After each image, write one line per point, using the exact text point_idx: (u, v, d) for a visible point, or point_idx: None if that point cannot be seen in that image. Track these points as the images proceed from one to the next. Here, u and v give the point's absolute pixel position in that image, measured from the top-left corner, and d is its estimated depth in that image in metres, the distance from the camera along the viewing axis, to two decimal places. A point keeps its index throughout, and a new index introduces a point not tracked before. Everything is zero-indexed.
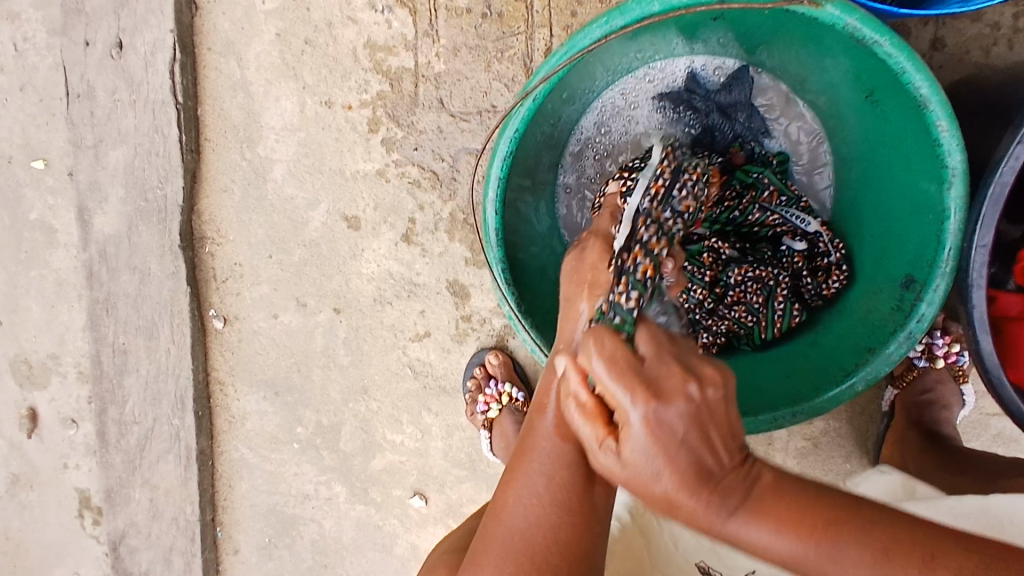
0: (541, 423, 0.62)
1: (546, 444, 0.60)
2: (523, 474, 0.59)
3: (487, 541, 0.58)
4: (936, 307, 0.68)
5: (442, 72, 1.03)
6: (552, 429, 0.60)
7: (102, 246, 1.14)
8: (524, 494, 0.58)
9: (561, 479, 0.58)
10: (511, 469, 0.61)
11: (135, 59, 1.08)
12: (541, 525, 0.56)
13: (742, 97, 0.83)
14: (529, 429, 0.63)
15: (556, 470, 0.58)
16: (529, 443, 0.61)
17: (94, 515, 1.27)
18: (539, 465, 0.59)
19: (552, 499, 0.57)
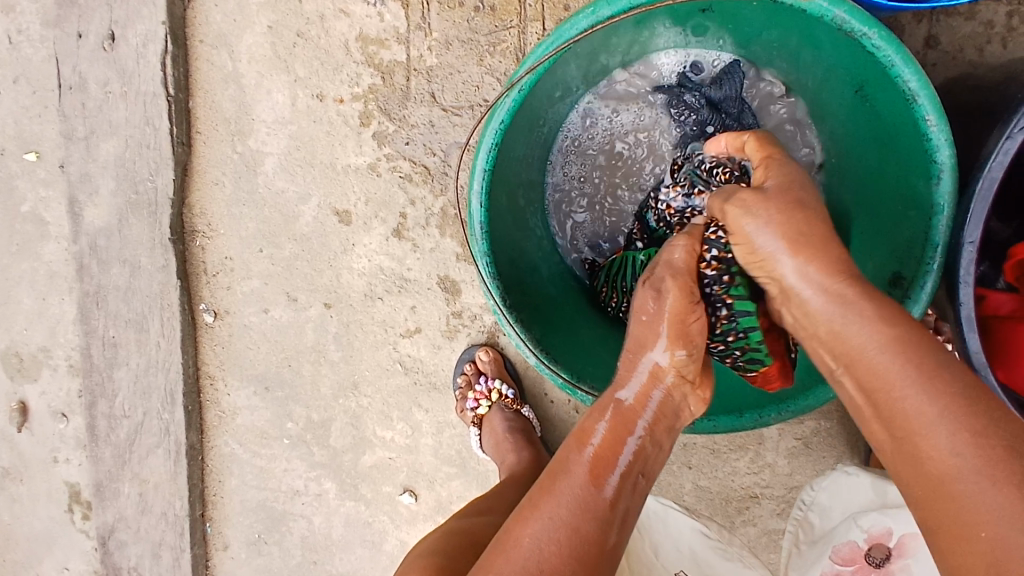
0: (574, 467, 0.63)
1: (576, 490, 0.61)
2: (543, 513, 0.60)
3: (494, 569, 0.59)
4: (923, 305, 0.67)
5: (435, 66, 1.02)
6: (584, 475, 0.62)
7: (93, 239, 1.14)
8: (541, 536, 0.59)
9: (581, 532, 0.59)
10: (532, 505, 0.62)
11: (127, 50, 1.08)
12: (551, 571, 0.57)
13: (733, 91, 0.81)
14: (560, 467, 0.64)
15: (576, 519, 0.59)
16: (554, 482, 0.63)
17: (84, 509, 1.26)
18: (561, 510, 0.60)
19: (570, 549, 0.58)
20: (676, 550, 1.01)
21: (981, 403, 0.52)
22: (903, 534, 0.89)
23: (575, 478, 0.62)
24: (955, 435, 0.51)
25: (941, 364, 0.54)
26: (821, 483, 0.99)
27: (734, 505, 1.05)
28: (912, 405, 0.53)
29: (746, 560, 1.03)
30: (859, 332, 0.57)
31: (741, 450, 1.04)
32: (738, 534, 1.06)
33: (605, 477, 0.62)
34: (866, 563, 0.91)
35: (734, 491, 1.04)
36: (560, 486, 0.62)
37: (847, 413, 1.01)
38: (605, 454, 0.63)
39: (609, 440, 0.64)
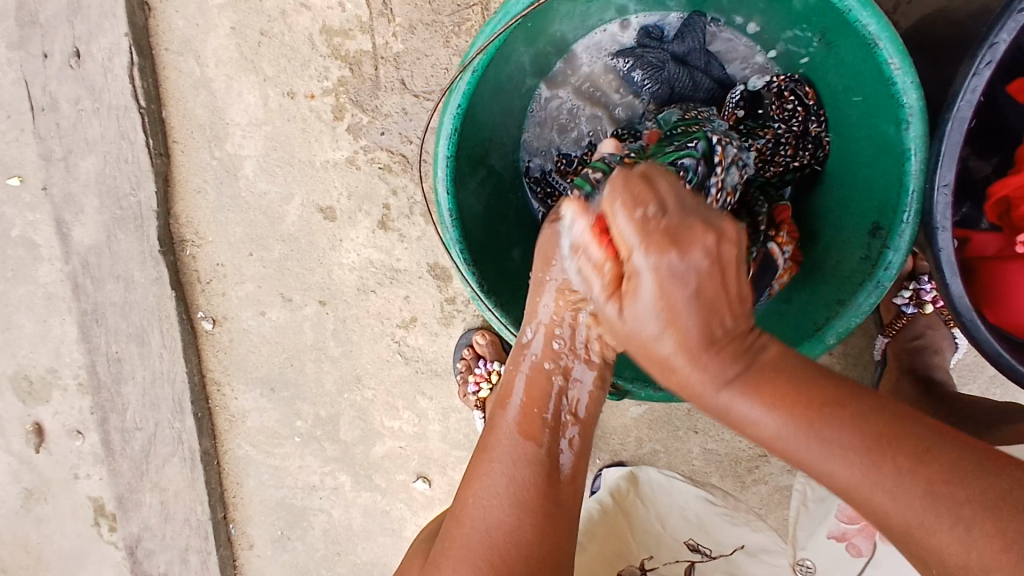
0: (501, 419, 0.60)
1: (510, 446, 0.58)
2: (484, 474, 0.57)
3: (453, 539, 0.57)
4: (903, 254, 0.66)
5: (402, 51, 1.01)
6: (514, 429, 0.59)
7: (84, 258, 1.14)
8: (486, 494, 0.56)
9: (522, 480, 0.56)
10: (471, 466, 0.59)
11: (93, 66, 1.07)
12: (499, 528, 0.55)
13: (696, 43, 0.81)
14: (489, 423, 0.61)
15: (515, 472, 0.57)
16: (488, 441, 0.60)
17: (110, 521, 1.29)
18: (500, 474, 0.57)
19: (513, 500, 0.56)
20: (684, 518, 0.99)
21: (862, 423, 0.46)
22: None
23: (506, 437, 0.59)
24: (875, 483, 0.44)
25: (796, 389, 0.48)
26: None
27: (743, 466, 1.06)
28: (815, 451, 0.46)
29: (752, 525, 0.99)
30: (838, 434, 0.46)
31: None
32: (750, 494, 1.06)
33: (539, 430, 0.59)
34: None
35: (743, 451, 1.05)
36: (493, 445, 0.59)
37: (849, 364, 1.00)
38: (528, 407, 0.60)
39: (534, 392, 0.61)
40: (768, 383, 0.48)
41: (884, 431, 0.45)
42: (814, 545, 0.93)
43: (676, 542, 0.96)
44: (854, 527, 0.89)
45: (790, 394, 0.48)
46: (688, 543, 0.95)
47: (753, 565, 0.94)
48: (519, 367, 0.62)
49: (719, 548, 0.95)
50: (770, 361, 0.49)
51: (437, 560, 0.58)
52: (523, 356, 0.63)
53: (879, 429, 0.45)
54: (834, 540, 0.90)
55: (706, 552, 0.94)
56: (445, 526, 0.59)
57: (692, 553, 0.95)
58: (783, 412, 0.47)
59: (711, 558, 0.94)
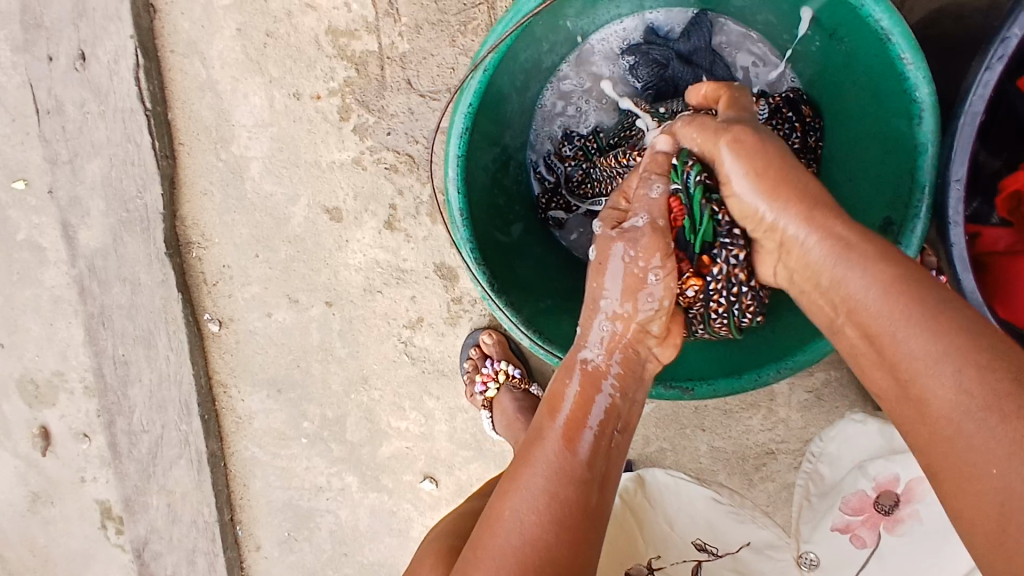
0: (547, 428, 0.64)
1: (552, 456, 0.61)
2: (524, 484, 0.60)
3: (483, 547, 0.59)
4: (915, 250, 0.66)
5: (408, 52, 1.01)
6: (557, 441, 0.62)
7: (90, 260, 1.14)
8: (523, 508, 0.59)
9: (559, 497, 0.59)
10: (511, 476, 0.62)
11: (99, 69, 1.07)
12: (529, 544, 0.57)
13: (702, 41, 0.79)
14: (534, 433, 0.65)
15: (554, 487, 0.59)
16: (530, 453, 0.63)
17: (117, 524, 1.29)
18: (538, 479, 0.60)
19: (551, 516, 0.58)
20: (689, 518, 1.01)
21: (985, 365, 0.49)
22: (910, 481, 0.93)
23: (548, 448, 0.62)
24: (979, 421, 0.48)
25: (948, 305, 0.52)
26: (829, 433, 1.02)
27: (752, 463, 1.05)
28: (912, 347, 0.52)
29: (758, 521, 1.03)
30: (860, 281, 0.55)
31: (753, 407, 1.04)
32: (757, 492, 1.06)
33: (581, 444, 0.62)
34: (877, 512, 0.95)
35: (750, 448, 1.05)
36: (536, 454, 0.62)
37: None
38: (575, 415, 0.63)
39: (579, 406, 0.64)
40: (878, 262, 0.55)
41: (954, 350, 0.50)
42: (820, 537, 0.99)
43: (683, 541, 0.98)
44: (858, 518, 0.95)
45: (849, 248, 0.57)
46: (695, 542, 0.98)
47: (757, 562, 0.99)
48: (567, 383, 0.65)
49: (726, 547, 0.99)
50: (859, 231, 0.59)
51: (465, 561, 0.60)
52: (575, 366, 0.66)
53: (949, 348, 0.50)
54: (838, 532, 0.97)
55: (712, 551, 0.97)
56: (476, 533, 0.62)
57: (699, 552, 0.97)
58: (878, 285, 0.54)
59: (716, 557, 0.97)
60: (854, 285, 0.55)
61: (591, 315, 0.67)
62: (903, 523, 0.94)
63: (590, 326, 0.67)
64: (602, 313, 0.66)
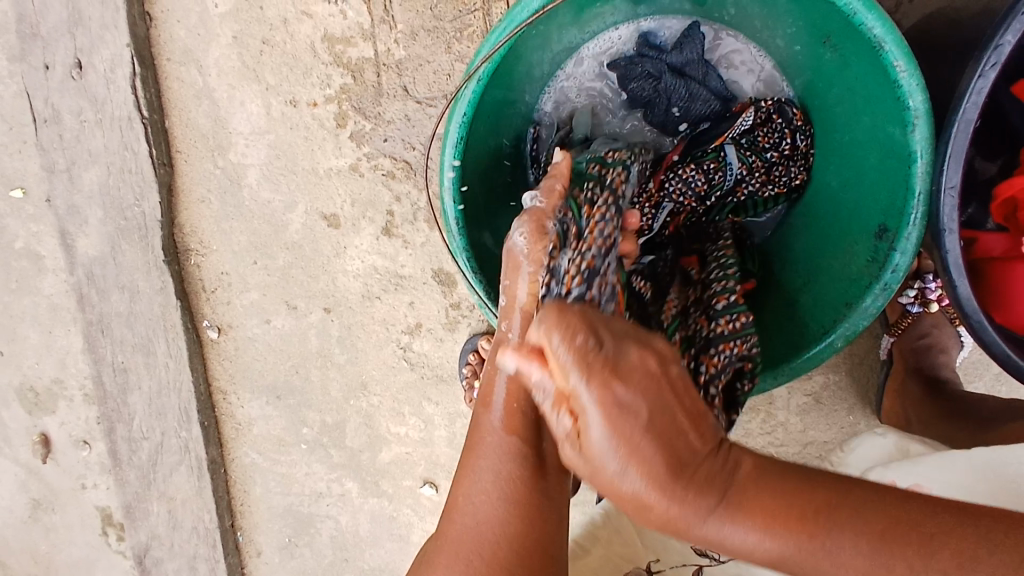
0: (485, 418, 0.59)
1: (496, 443, 0.57)
2: (469, 474, 0.55)
3: (437, 549, 0.54)
4: (910, 256, 0.66)
5: (404, 58, 1.01)
6: (499, 428, 0.57)
7: (88, 268, 1.14)
8: (473, 490, 0.54)
9: (508, 474, 0.54)
10: (459, 467, 0.58)
11: (95, 78, 1.07)
12: (487, 524, 0.52)
13: (694, 54, 0.81)
14: (473, 426, 0.60)
15: (502, 466, 0.55)
16: (473, 444, 0.58)
17: (117, 531, 1.29)
18: (487, 468, 0.55)
19: (502, 493, 0.53)
20: None
21: (902, 534, 0.40)
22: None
23: (491, 434, 0.58)
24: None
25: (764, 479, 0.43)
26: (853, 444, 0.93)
27: None
28: (841, 553, 0.40)
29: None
30: (840, 549, 0.40)
31: (751, 412, 1.05)
32: None
33: (522, 423, 0.57)
34: None
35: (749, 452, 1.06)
36: (478, 445, 0.57)
37: (855, 364, 1.00)
38: (514, 403, 0.59)
39: (519, 388, 0.60)
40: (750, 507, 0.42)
41: (886, 531, 0.40)
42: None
43: (682, 543, 0.85)
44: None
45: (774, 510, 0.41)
46: (695, 545, 0.85)
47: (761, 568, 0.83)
48: (502, 371, 0.62)
49: (732, 554, 0.84)
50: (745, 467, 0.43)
51: (425, 560, 0.55)
52: None
53: (881, 528, 0.40)
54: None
55: (714, 555, 0.84)
56: (431, 540, 0.56)
57: (700, 557, 0.84)
58: (767, 530, 0.41)
59: (719, 562, 0.83)
60: (828, 569, 0.40)
61: (511, 287, 0.60)
62: None
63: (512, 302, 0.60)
64: (524, 276, 0.58)
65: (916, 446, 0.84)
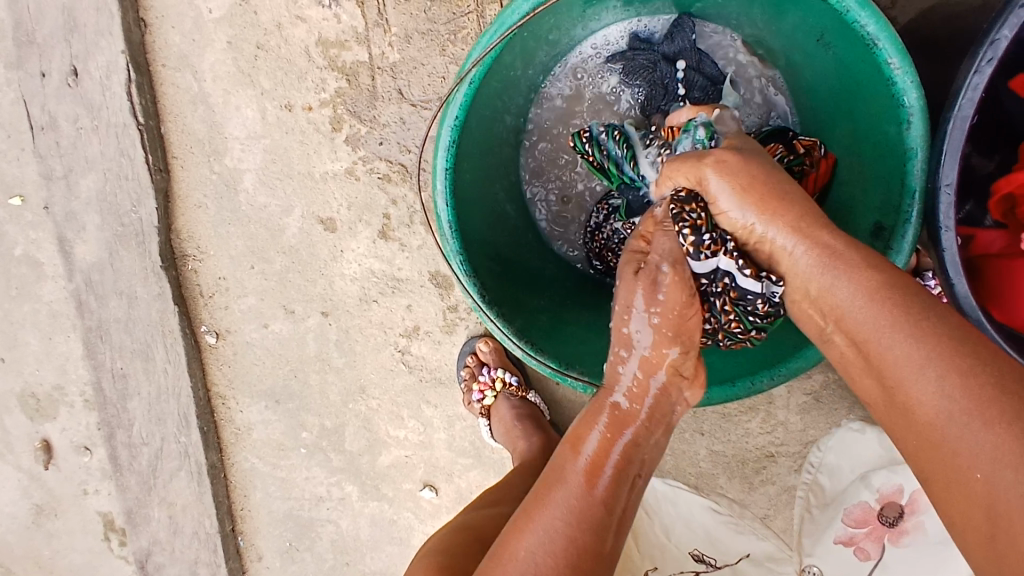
0: (570, 465, 0.61)
1: (573, 498, 0.59)
2: (539, 524, 0.58)
3: None
4: (908, 255, 0.65)
5: (398, 61, 1.01)
6: (581, 480, 0.60)
7: (87, 275, 1.15)
8: (537, 548, 0.57)
9: (580, 543, 0.57)
10: (530, 508, 0.60)
11: (92, 84, 1.07)
12: None
13: (686, 43, 0.79)
14: (555, 466, 0.63)
15: (575, 532, 0.57)
16: (550, 489, 0.60)
17: (119, 536, 1.29)
18: (558, 521, 0.57)
19: (567, 562, 0.56)
20: (689, 528, 1.02)
21: (979, 344, 0.49)
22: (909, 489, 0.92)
23: (570, 480, 0.60)
24: (942, 375, 0.48)
25: (871, 262, 0.55)
26: (828, 443, 1.02)
27: (751, 466, 1.05)
28: (900, 356, 0.51)
29: (757, 533, 1.03)
30: (905, 353, 0.50)
31: (751, 411, 1.04)
32: (758, 495, 1.05)
33: (601, 480, 0.60)
34: (880, 524, 0.94)
35: (750, 452, 1.05)
36: (554, 494, 0.60)
37: None
38: (599, 455, 0.61)
39: (604, 444, 0.62)
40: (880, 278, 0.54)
41: (956, 350, 0.49)
42: (823, 550, 0.98)
43: (681, 549, 0.98)
44: (863, 529, 0.95)
45: (884, 286, 0.53)
46: (692, 553, 0.97)
47: (751, 569, 0.98)
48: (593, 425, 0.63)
49: (724, 557, 0.98)
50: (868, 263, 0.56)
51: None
52: (606, 408, 0.64)
53: (948, 343, 0.49)
54: (841, 544, 0.97)
55: (711, 562, 0.96)
56: (484, 561, 0.60)
57: (696, 563, 0.96)
58: (866, 293, 0.53)
59: (715, 567, 0.96)
60: (893, 352, 0.51)
61: (617, 360, 0.65)
62: (907, 535, 0.93)
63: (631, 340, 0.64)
64: (636, 356, 0.64)
65: None
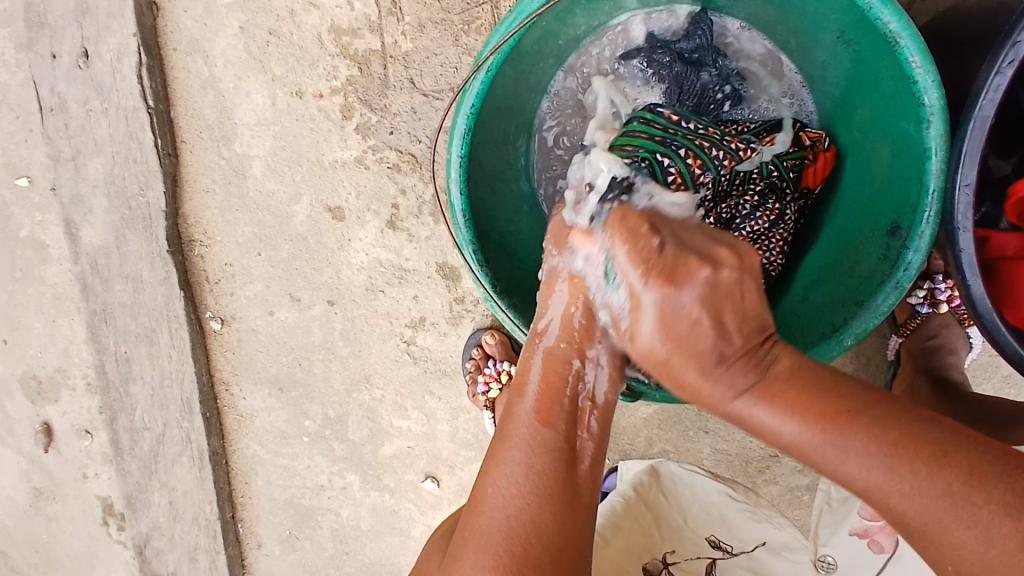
0: (518, 406, 0.62)
1: (526, 433, 0.59)
2: (499, 464, 0.58)
3: (468, 535, 0.57)
4: (923, 254, 0.65)
5: (411, 50, 1.00)
6: (530, 419, 0.60)
7: (93, 258, 1.14)
8: (503, 484, 0.56)
9: (541, 468, 0.57)
10: (489, 455, 0.60)
11: (102, 67, 1.07)
12: (518, 517, 0.55)
13: (704, 41, 0.80)
14: (506, 413, 0.62)
15: (534, 460, 0.57)
16: (504, 430, 0.61)
17: (118, 521, 1.29)
18: (516, 456, 0.58)
19: (531, 489, 0.56)
20: (705, 514, 0.87)
21: (918, 434, 0.49)
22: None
23: (522, 422, 0.60)
24: (894, 482, 0.49)
25: (791, 384, 0.54)
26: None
27: (755, 465, 1.06)
28: (853, 470, 0.50)
29: (775, 521, 0.86)
30: (863, 471, 0.50)
31: None
32: (762, 493, 1.06)
33: (551, 415, 0.60)
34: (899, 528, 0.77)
35: (754, 451, 1.05)
36: (508, 433, 0.60)
37: (861, 364, 1.00)
38: (544, 390, 0.61)
39: (548, 375, 0.62)
40: (801, 403, 0.53)
41: (898, 440, 0.49)
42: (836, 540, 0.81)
43: (695, 537, 0.83)
44: (876, 524, 0.77)
45: (805, 404, 0.52)
46: (708, 538, 0.83)
47: (774, 563, 0.81)
48: (533, 360, 0.64)
49: (742, 545, 0.83)
50: (784, 369, 0.55)
51: (453, 555, 0.58)
52: (537, 343, 0.65)
53: (894, 439, 0.49)
54: (856, 537, 0.78)
55: (728, 549, 0.81)
56: (460, 526, 0.60)
57: (713, 550, 0.82)
58: (807, 420, 0.52)
59: (732, 555, 0.81)
60: (852, 472, 0.50)
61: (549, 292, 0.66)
62: None
63: (551, 296, 0.66)
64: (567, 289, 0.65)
65: None
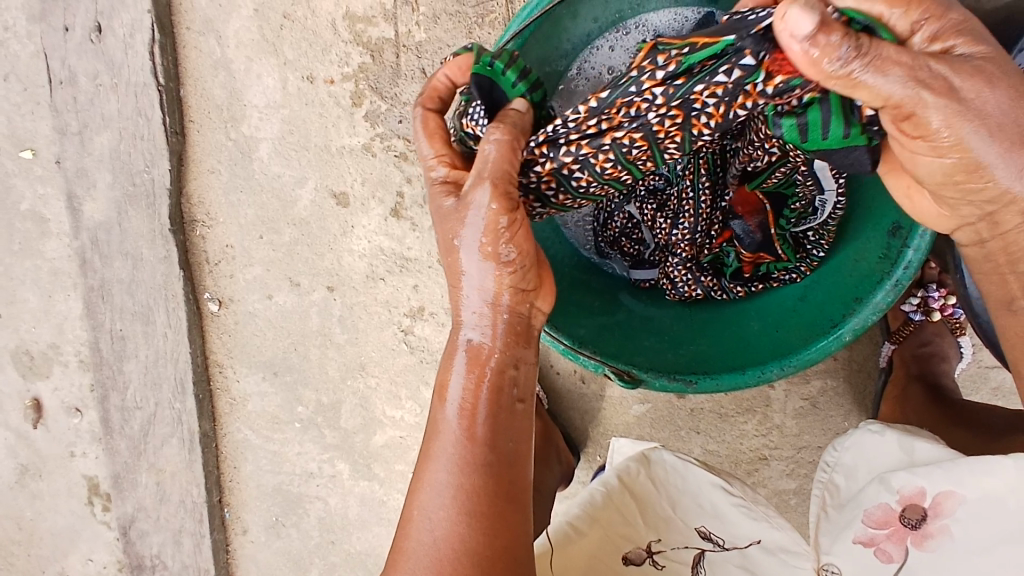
0: (444, 418, 0.61)
1: (452, 449, 0.59)
2: (428, 483, 0.59)
3: (398, 556, 0.58)
4: (924, 252, 0.70)
5: (424, 41, 1.02)
6: (456, 433, 0.60)
7: (94, 233, 1.14)
8: (431, 508, 0.57)
9: (469, 486, 0.57)
10: (417, 473, 0.61)
11: (114, 42, 1.07)
12: (449, 541, 0.56)
13: None
14: (433, 423, 0.62)
15: (461, 479, 0.57)
16: (432, 445, 0.61)
17: (103, 501, 1.28)
18: (442, 474, 0.58)
19: (459, 511, 0.56)
20: (695, 504, 0.81)
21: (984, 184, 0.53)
22: (937, 492, 0.67)
23: (449, 436, 0.60)
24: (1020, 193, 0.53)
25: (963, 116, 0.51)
26: (845, 442, 0.81)
27: (744, 468, 1.06)
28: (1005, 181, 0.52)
29: (773, 521, 0.79)
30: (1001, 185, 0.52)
31: (748, 413, 1.05)
32: None
33: (476, 426, 0.59)
34: (903, 526, 0.68)
35: (743, 454, 1.06)
36: (436, 448, 0.60)
37: (853, 370, 1.02)
38: (468, 398, 0.60)
39: (472, 380, 0.61)
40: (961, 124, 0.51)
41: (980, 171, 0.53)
42: (841, 549, 0.72)
43: (685, 528, 0.79)
44: (883, 532, 0.69)
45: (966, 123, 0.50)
46: (699, 530, 0.78)
47: (767, 564, 0.75)
48: (455, 361, 0.62)
49: (735, 540, 0.78)
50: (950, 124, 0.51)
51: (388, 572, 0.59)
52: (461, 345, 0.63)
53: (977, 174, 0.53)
54: (860, 546, 0.70)
55: (719, 542, 0.77)
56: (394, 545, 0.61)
57: (702, 541, 0.78)
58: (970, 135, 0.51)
59: (723, 549, 0.77)
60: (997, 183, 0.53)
61: (459, 291, 0.63)
62: (932, 539, 0.66)
63: (463, 302, 0.63)
64: (475, 286, 0.62)
65: (922, 444, 0.74)
